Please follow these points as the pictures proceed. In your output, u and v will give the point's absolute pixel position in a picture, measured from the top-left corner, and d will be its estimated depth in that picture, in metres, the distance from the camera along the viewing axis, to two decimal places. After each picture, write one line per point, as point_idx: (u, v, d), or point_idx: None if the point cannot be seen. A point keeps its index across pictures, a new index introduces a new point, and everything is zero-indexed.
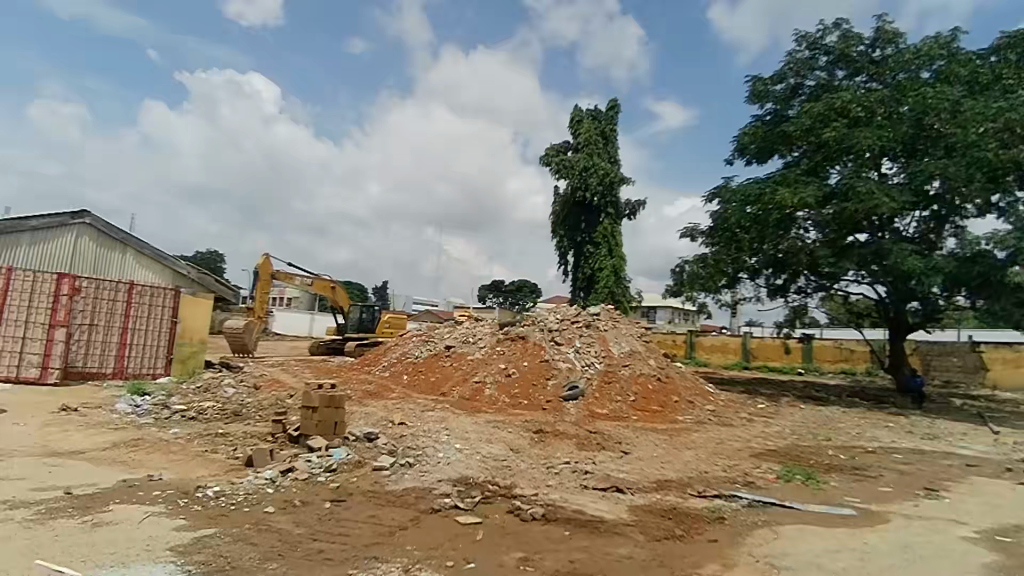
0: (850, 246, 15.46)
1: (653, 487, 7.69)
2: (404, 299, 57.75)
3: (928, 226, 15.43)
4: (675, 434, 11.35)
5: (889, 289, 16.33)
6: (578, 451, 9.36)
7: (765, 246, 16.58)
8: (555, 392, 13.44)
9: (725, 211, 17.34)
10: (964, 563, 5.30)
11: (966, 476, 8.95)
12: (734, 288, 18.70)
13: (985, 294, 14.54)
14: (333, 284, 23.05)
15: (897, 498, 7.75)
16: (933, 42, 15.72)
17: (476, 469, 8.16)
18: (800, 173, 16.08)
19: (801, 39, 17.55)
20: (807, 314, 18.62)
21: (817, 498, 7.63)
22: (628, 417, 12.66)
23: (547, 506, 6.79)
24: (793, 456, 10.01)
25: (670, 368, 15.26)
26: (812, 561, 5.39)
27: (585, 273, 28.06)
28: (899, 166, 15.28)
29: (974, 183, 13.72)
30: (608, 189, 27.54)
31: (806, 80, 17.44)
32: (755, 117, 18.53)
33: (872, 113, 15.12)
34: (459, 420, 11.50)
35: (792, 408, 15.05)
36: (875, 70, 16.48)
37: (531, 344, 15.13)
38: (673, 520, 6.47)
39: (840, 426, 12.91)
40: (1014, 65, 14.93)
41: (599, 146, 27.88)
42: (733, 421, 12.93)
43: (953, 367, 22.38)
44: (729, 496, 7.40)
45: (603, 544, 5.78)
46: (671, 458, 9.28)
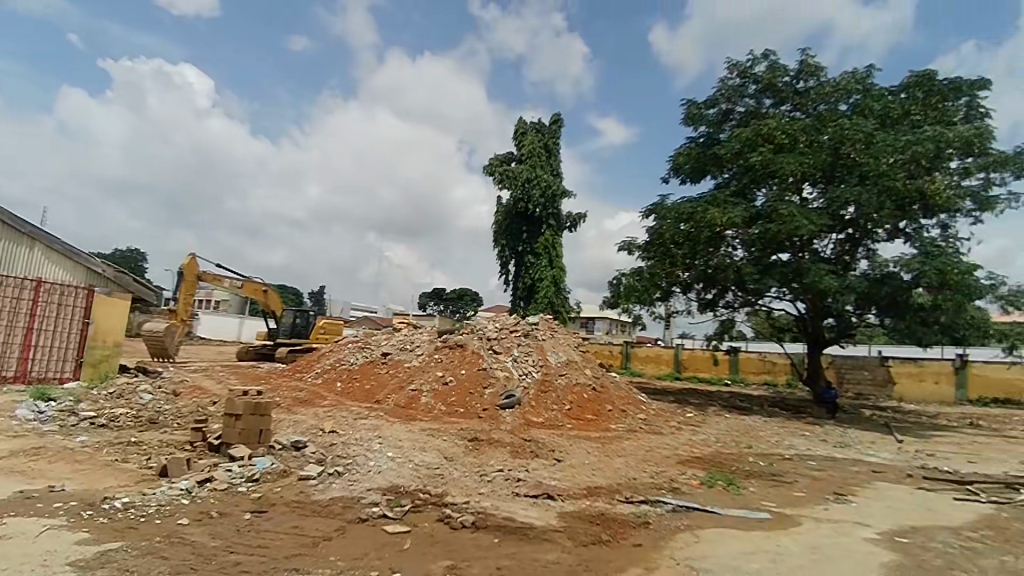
0: (774, 264, 16.35)
1: (583, 493, 7.83)
2: (340, 306, 56.35)
3: (844, 248, 16.51)
4: (607, 442, 11.60)
5: (808, 305, 17.37)
6: (512, 459, 9.40)
7: (697, 262, 17.33)
8: (492, 400, 13.44)
9: (661, 226, 17.99)
10: (865, 563, 5.68)
11: (871, 482, 9.61)
12: (668, 301, 19.35)
13: (892, 312, 15.67)
14: (265, 287, 22.25)
15: (810, 502, 8.23)
16: (850, 78, 16.93)
17: (408, 477, 8.06)
18: (729, 194, 16.92)
19: (732, 67, 18.52)
20: (734, 328, 19.49)
21: (737, 503, 7.99)
22: (563, 425, 12.82)
23: (478, 513, 6.78)
24: (716, 462, 10.44)
25: (605, 378, 15.57)
26: (728, 563, 5.63)
27: (525, 283, 28.35)
28: (818, 191, 16.25)
29: (884, 210, 14.89)
30: (550, 201, 28.02)
31: (736, 107, 18.39)
32: (689, 138, 19.35)
33: (796, 140, 16.07)
34: (393, 428, 11.31)
35: (717, 417, 15.70)
36: (798, 100, 17.61)
37: (469, 352, 15.16)
38: (601, 525, 6.61)
39: (761, 435, 13.58)
40: (920, 102, 16.26)
41: (541, 158, 28.26)
42: (663, 429, 13.37)
43: (865, 380, 23.90)
44: (654, 501, 7.64)
45: (531, 551, 5.82)
46: (601, 465, 9.48)
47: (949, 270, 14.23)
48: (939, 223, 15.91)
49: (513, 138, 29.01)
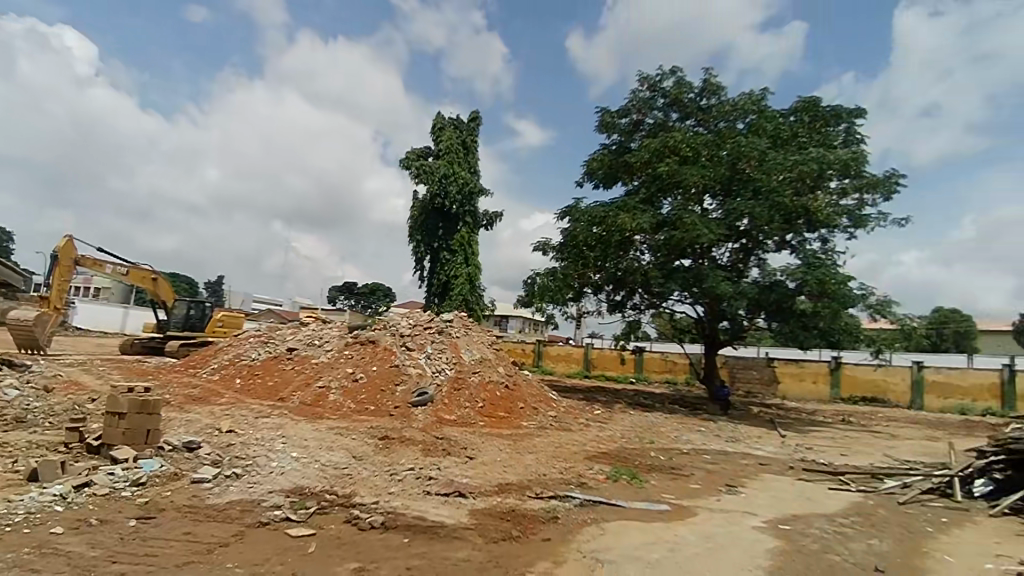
0: (677, 269, 17.27)
1: (494, 490, 7.87)
2: (241, 298, 53.14)
3: (739, 256, 17.71)
4: (518, 439, 11.76)
5: (706, 309, 18.50)
6: (423, 457, 9.29)
7: (607, 264, 17.96)
8: (403, 397, 13.21)
9: (574, 228, 18.47)
10: (753, 549, 6.14)
11: (758, 473, 10.40)
12: (579, 301, 19.89)
13: (779, 317, 17.00)
14: (155, 275, 20.53)
15: (705, 494, 8.78)
16: (747, 98, 18.19)
17: (313, 477, 7.74)
18: (638, 201, 17.66)
19: (643, 79, 19.34)
20: (640, 329, 20.38)
21: (640, 496, 8.36)
22: (475, 422, 12.83)
23: (387, 514, 6.62)
24: (621, 458, 10.86)
25: (518, 375, 15.74)
26: (631, 554, 5.88)
27: (440, 280, 28.12)
28: (718, 203, 17.33)
29: (773, 223, 16.15)
30: (467, 198, 27.95)
31: (646, 118, 19.22)
32: (602, 145, 19.99)
33: (699, 154, 17.06)
34: (298, 427, 10.82)
35: (623, 414, 16.37)
36: (701, 116, 18.70)
37: (381, 349, 14.82)
38: (511, 522, 6.68)
39: (662, 431, 14.31)
40: (807, 126, 17.80)
41: (459, 155, 28.11)
42: (572, 426, 13.74)
43: (753, 379, 25.85)
44: (563, 496, 7.83)
45: (441, 549, 5.78)
46: (512, 462, 9.59)
47: (828, 280, 15.69)
48: (820, 237, 17.46)
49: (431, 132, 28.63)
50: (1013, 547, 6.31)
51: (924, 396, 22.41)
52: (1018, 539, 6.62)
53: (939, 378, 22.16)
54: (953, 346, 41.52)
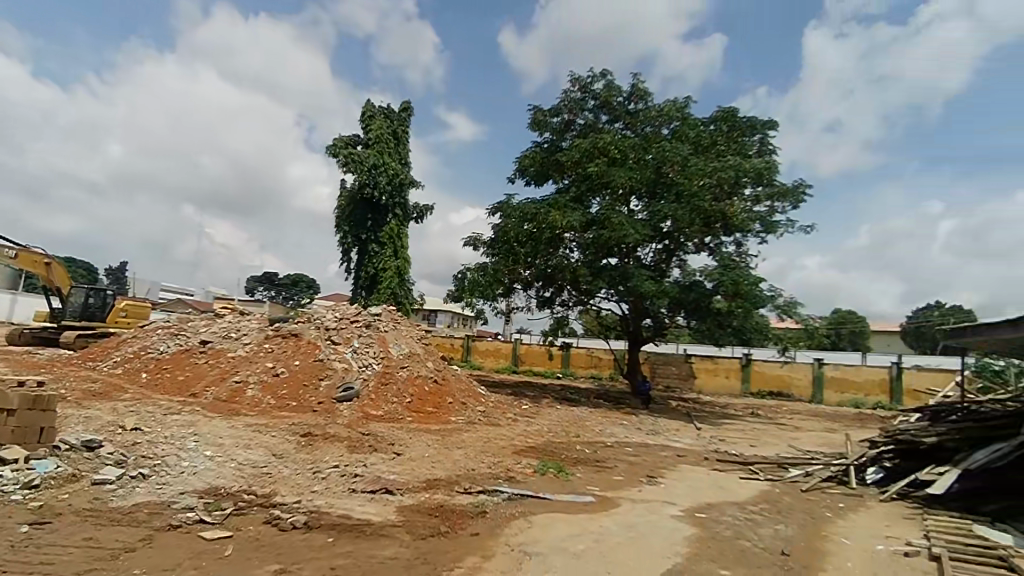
0: (604, 267, 17.73)
1: (422, 486, 7.79)
2: (147, 286, 49.58)
3: (661, 256, 18.40)
4: (446, 434, 11.69)
5: (631, 307, 19.12)
6: (348, 454, 9.04)
7: (537, 261, 18.19)
8: (327, 392, 12.81)
9: (505, 224, 18.57)
10: (673, 537, 6.42)
11: (677, 464, 10.89)
12: (509, 297, 20.01)
13: (697, 316, 17.81)
14: (48, 260, 18.78)
15: (628, 485, 9.10)
16: (672, 105, 18.89)
17: (230, 477, 7.35)
18: (568, 199, 17.96)
19: (575, 80, 19.68)
20: (567, 325, 20.76)
21: (565, 488, 8.55)
22: (402, 418, 12.62)
23: (310, 513, 6.40)
24: (548, 451, 11.04)
25: (447, 370, 15.59)
26: (558, 546, 5.99)
27: (368, 272, 27.44)
28: (643, 204, 17.94)
29: (694, 226, 16.91)
30: (397, 190, 27.40)
31: (577, 118, 19.58)
32: (534, 142, 20.18)
33: (626, 156, 17.58)
34: (212, 424, 10.23)
35: (549, 409, 16.66)
36: (629, 120, 19.26)
37: (304, 342, 14.29)
38: (439, 517, 6.64)
39: (588, 425, 14.68)
40: (725, 135, 18.74)
41: (389, 145, 27.48)
42: (500, 421, 13.79)
43: (672, 374, 27.00)
44: (491, 490, 7.87)
45: (367, 548, 5.66)
46: (441, 457, 9.52)
47: (741, 282, 16.63)
48: (735, 241, 18.45)
49: (360, 120, 27.78)
50: (898, 529, 6.97)
51: (823, 391, 24.29)
52: (903, 522, 7.31)
53: (837, 374, 24.12)
54: (848, 345, 45.23)
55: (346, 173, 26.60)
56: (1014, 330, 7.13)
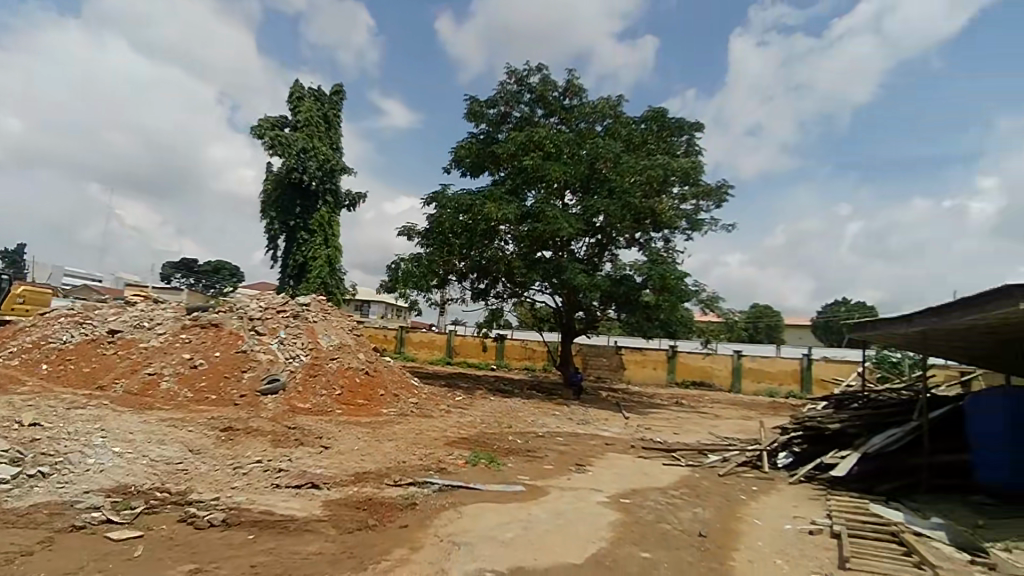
0: (538, 260, 17.92)
1: (351, 480, 7.63)
2: (49, 270, 45.68)
3: (594, 251, 18.75)
4: (377, 426, 11.48)
5: (564, 299, 19.43)
6: (272, 449, 8.72)
7: (472, 253, 18.13)
8: (250, 385, 12.28)
9: (440, 215, 18.41)
10: (599, 522, 6.61)
11: (605, 453, 11.20)
12: (443, 289, 19.85)
13: (627, 308, 18.31)
14: None
15: (557, 474, 9.28)
16: (606, 102, 19.24)
17: (141, 475, 6.93)
18: (504, 191, 18.00)
19: (511, 72, 19.69)
20: (502, 317, 20.83)
21: (496, 478, 8.61)
22: (331, 411, 12.27)
23: (230, 510, 6.13)
24: (480, 442, 11.07)
25: (379, 362, 15.22)
26: (487, 535, 6.02)
27: (296, 260, 26.51)
28: (577, 198, 18.22)
29: (625, 221, 17.38)
30: (328, 175, 26.48)
31: (513, 111, 19.63)
32: (470, 133, 20.05)
33: (561, 151, 17.82)
34: (122, 419, 9.60)
35: (483, 400, 16.69)
36: (564, 115, 19.47)
37: (226, 333, 13.62)
38: (367, 511, 6.53)
39: (520, 415, 14.82)
40: (656, 134, 19.27)
41: (319, 128, 26.48)
42: (433, 413, 13.67)
43: (603, 365, 27.73)
44: (422, 482, 7.82)
45: (290, 544, 5.49)
46: (371, 450, 9.34)
47: (668, 276, 17.28)
48: (663, 237, 19.08)
49: (288, 101, 26.58)
50: (804, 509, 7.49)
51: (741, 381, 25.69)
52: (809, 502, 7.86)
53: (754, 365, 25.56)
54: (765, 338, 48.02)
55: (273, 157, 25.46)
56: (908, 324, 7.80)
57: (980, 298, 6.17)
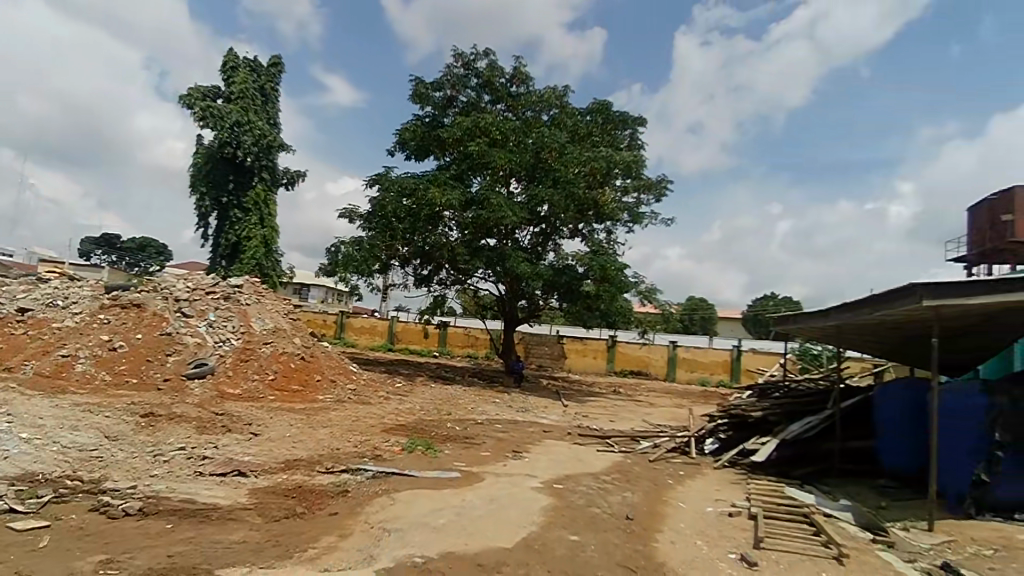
0: (482, 247, 17.86)
1: (281, 467, 7.45)
2: None
3: (538, 240, 18.84)
4: (312, 413, 11.22)
5: (507, 288, 19.49)
6: (197, 435, 8.37)
7: (415, 238, 17.90)
8: (176, 369, 11.73)
9: (383, 198, 18.07)
10: (532, 507, 6.72)
11: (542, 439, 11.38)
12: (385, 274, 19.53)
13: (568, 298, 18.51)
14: None
15: (493, 460, 9.36)
16: (552, 92, 19.28)
17: (50, 462, 6.51)
18: (448, 176, 17.83)
19: (458, 56, 19.45)
20: (445, 304, 20.69)
21: (432, 465, 8.58)
22: (263, 397, 11.88)
23: (147, 499, 5.85)
24: (418, 430, 11.00)
25: (316, 347, 14.78)
26: (418, 521, 6.01)
27: (229, 240, 25.45)
28: (522, 186, 18.22)
29: (568, 212, 17.56)
30: (264, 152, 25.36)
31: (459, 95, 19.41)
32: (415, 116, 19.70)
33: (507, 138, 17.83)
34: (30, 403, 8.97)
35: (423, 387, 16.59)
36: (511, 102, 19.39)
37: (149, 314, 12.92)
38: (296, 498, 6.39)
39: (460, 402, 14.82)
40: (600, 126, 19.49)
41: (254, 102, 25.31)
42: (371, 399, 13.45)
43: (545, 354, 28.06)
44: (355, 469, 7.71)
45: (212, 532, 5.30)
46: (303, 437, 9.12)
47: (609, 267, 17.66)
48: (605, 229, 19.41)
49: (221, 71, 25.34)
50: (726, 492, 7.87)
51: (676, 370, 26.62)
52: (731, 486, 8.26)
53: (688, 355, 26.52)
54: (699, 329, 49.86)
55: (204, 129, 24.21)
56: (825, 318, 8.29)
57: (890, 296, 6.61)
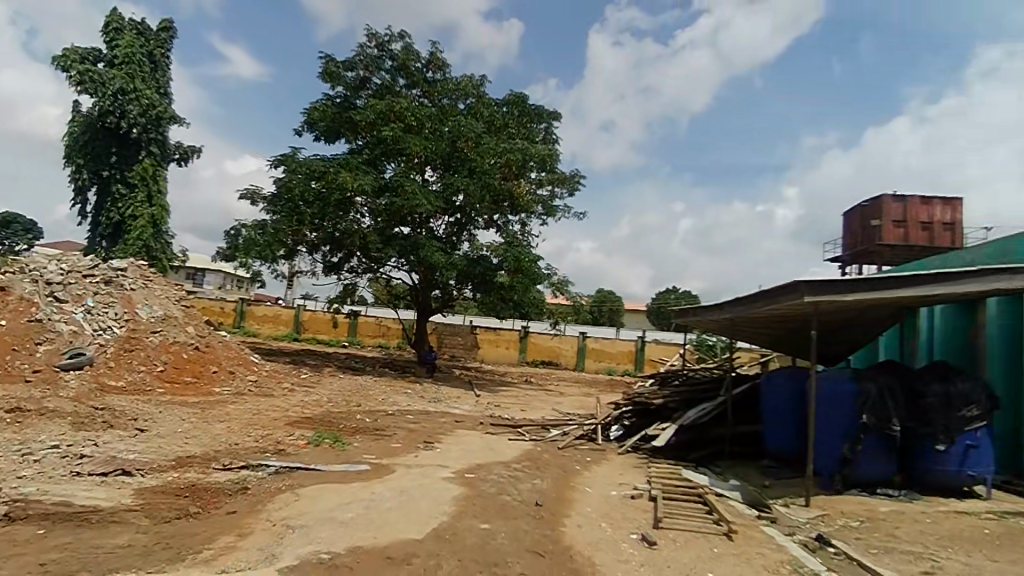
0: (395, 235, 17.49)
1: (172, 465, 6.93)
2: None
3: (453, 230, 18.72)
4: (208, 407, 10.53)
5: (421, 277, 19.23)
6: (72, 432, 7.60)
7: (325, 223, 17.23)
8: (47, 360, 10.58)
9: (290, 180, 17.21)
10: (442, 498, 6.70)
11: (453, 430, 11.36)
12: (291, 260, 18.66)
13: (482, 288, 18.56)
14: None
15: (404, 451, 9.24)
16: (469, 80, 19.13)
17: None
18: (361, 160, 17.28)
19: (372, 36, 18.84)
20: (356, 293, 20.08)
21: (339, 458, 8.34)
22: (151, 390, 10.99)
23: (12, 503, 5.24)
24: (325, 422, 10.63)
25: (212, 337, 13.81)
26: (325, 516, 5.81)
27: (111, 218, 23.29)
28: (437, 175, 18.02)
29: (484, 202, 17.58)
30: (153, 124, 23.24)
31: (373, 77, 18.81)
32: (325, 95, 18.87)
33: (422, 125, 17.50)
34: None
35: (331, 378, 16.03)
36: (427, 88, 19.07)
37: (14, 298, 11.55)
38: (189, 498, 5.97)
39: (369, 394, 14.46)
40: (516, 119, 19.60)
41: (142, 68, 23.10)
42: (274, 391, 12.81)
43: (458, 344, 28.02)
44: (256, 465, 7.33)
45: (92, 537, 4.84)
46: (197, 432, 8.54)
47: (522, 259, 17.86)
48: (520, 221, 19.60)
49: (103, 33, 23.03)
50: (629, 476, 8.25)
51: (585, 360, 27.53)
52: (633, 470, 8.68)
53: (597, 346, 27.51)
54: (607, 321, 51.82)
55: (82, 94, 21.84)
56: (721, 312, 8.88)
57: (777, 292, 7.18)
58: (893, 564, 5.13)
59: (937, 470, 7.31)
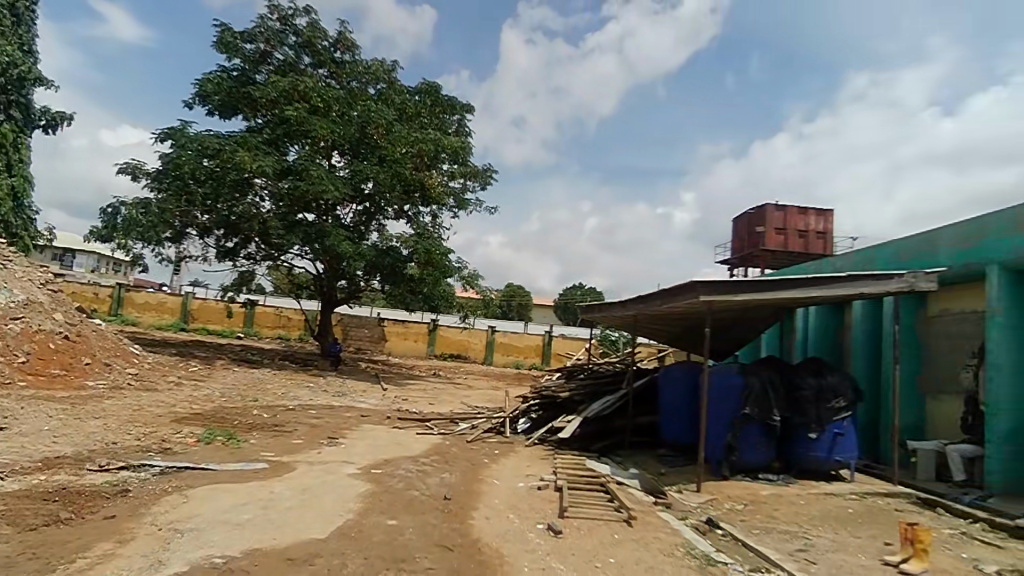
0: (299, 222, 16.67)
1: (37, 467, 6.20)
2: None
3: (361, 219, 18.13)
4: (79, 402, 9.51)
5: (326, 266, 18.47)
6: None
7: (218, 206, 16.11)
8: None
9: (178, 155, 15.92)
10: (348, 494, 6.50)
11: (358, 425, 11.05)
12: (179, 243, 17.26)
13: (391, 280, 18.13)
14: None
15: (306, 448, 8.86)
16: (379, 65, 18.56)
17: None
18: (260, 140, 16.30)
19: (274, 8, 17.77)
20: (253, 281, 18.95)
21: (234, 456, 7.85)
22: (11, 384, 9.75)
23: None
24: (217, 418, 9.95)
25: (84, 325, 12.44)
26: (219, 518, 5.45)
27: None
28: (345, 161, 17.39)
29: (394, 192, 17.20)
30: (14, 84, 20.53)
31: (275, 52, 17.77)
32: (220, 67, 17.57)
33: (329, 107, 16.79)
34: None
35: (224, 371, 15.01)
36: (334, 69, 18.29)
37: None
38: (59, 503, 5.37)
39: (267, 388, 13.72)
40: (428, 108, 19.23)
41: (2, 20, 20.25)
42: (158, 385, 11.81)
43: (364, 336, 27.25)
44: (138, 466, 6.72)
45: None
46: (68, 431, 7.70)
47: (433, 251, 17.64)
48: (431, 212, 19.37)
49: None
50: (536, 468, 8.44)
51: (493, 354, 27.76)
52: (540, 462, 8.89)
53: (505, 340, 27.83)
54: (515, 315, 52.48)
55: None
56: (624, 308, 9.28)
57: (675, 291, 7.61)
58: (773, 543, 5.64)
59: (809, 455, 8.08)
